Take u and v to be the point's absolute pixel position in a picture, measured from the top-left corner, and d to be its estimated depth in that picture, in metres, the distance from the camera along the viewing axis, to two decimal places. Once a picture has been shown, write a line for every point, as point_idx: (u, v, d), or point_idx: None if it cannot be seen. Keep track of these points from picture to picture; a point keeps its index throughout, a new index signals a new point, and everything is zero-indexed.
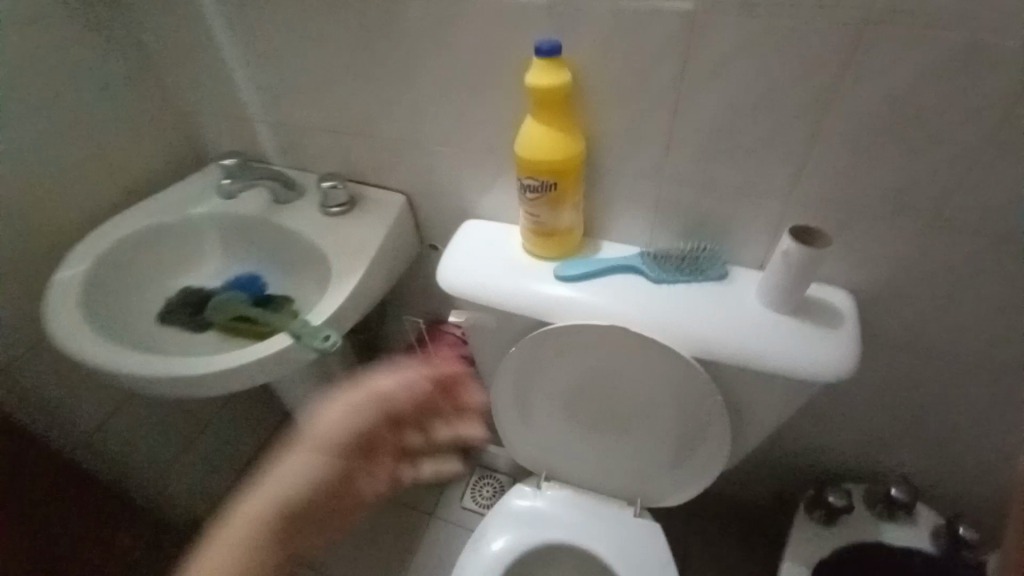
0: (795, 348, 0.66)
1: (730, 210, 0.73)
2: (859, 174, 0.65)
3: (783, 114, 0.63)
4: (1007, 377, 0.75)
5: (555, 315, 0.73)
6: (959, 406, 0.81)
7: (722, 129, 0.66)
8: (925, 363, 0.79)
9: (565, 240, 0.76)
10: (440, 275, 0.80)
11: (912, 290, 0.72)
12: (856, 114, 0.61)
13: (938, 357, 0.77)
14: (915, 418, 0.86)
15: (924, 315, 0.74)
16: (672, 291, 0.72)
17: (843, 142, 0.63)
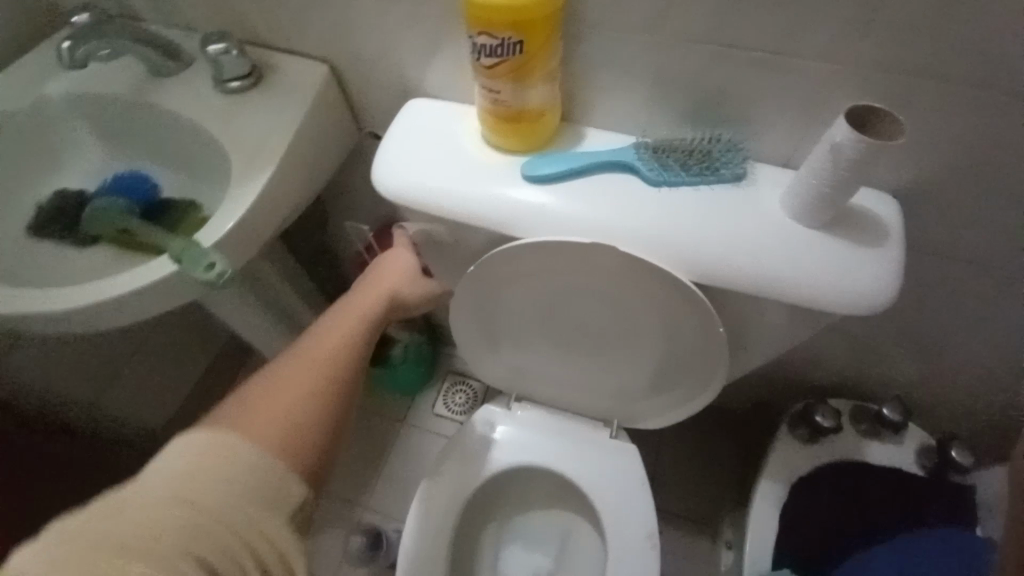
0: (824, 275, 0.51)
1: (754, 88, 0.54)
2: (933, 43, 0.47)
3: None
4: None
5: (520, 228, 0.57)
6: (985, 338, 0.70)
7: None
8: (958, 293, 0.66)
9: (536, 127, 0.57)
10: (374, 175, 0.61)
11: (972, 201, 0.57)
12: None
13: (975, 286, 0.65)
14: (923, 348, 0.76)
15: (978, 233, 0.59)
16: (674, 196, 0.55)
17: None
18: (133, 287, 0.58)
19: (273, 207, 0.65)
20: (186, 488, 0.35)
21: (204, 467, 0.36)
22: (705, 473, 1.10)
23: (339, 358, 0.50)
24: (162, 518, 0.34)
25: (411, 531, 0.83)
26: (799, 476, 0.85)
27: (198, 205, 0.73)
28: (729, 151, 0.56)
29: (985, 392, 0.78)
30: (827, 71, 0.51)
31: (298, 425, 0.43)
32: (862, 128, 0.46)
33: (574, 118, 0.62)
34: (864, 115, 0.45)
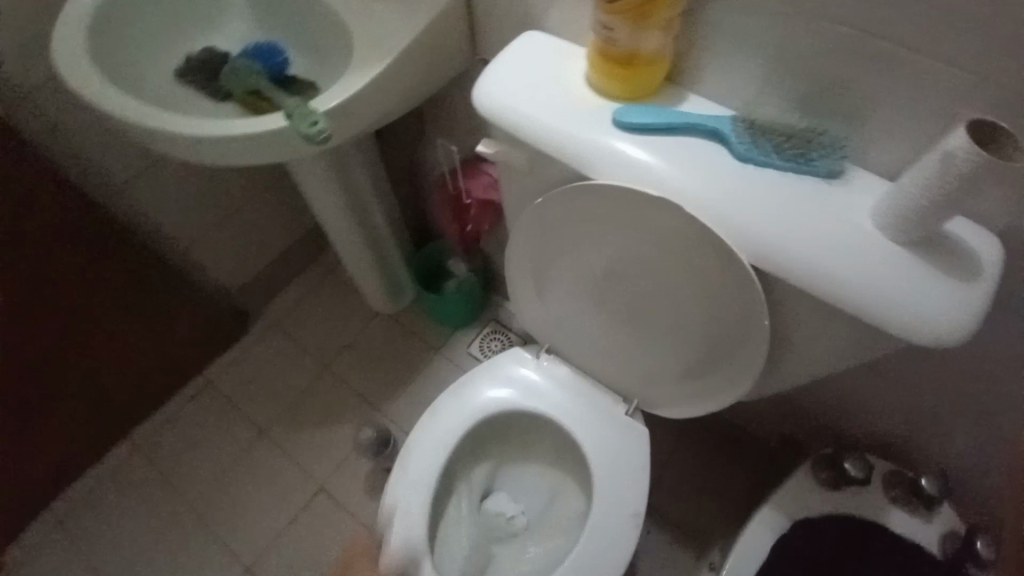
0: (893, 293, 0.49)
1: (878, 85, 0.50)
2: None
3: None
4: None
5: (595, 169, 0.58)
6: None
7: None
8: None
9: (640, 76, 0.57)
10: (475, 88, 0.64)
11: None
12: None
13: None
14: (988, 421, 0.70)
15: None
16: (757, 175, 0.54)
17: None
18: (246, 130, 0.66)
19: (375, 99, 0.70)
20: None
21: None
22: (711, 492, 1.07)
23: None
24: None
25: (415, 435, 0.88)
26: (806, 516, 0.81)
27: (316, 86, 0.80)
28: (830, 143, 0.54)
29: None
30: (966, 83, 0.46)
31: None
32: (982, 144, 0.43)
33: (681, 80, 0.61)
34: (988, 131, 0.43)
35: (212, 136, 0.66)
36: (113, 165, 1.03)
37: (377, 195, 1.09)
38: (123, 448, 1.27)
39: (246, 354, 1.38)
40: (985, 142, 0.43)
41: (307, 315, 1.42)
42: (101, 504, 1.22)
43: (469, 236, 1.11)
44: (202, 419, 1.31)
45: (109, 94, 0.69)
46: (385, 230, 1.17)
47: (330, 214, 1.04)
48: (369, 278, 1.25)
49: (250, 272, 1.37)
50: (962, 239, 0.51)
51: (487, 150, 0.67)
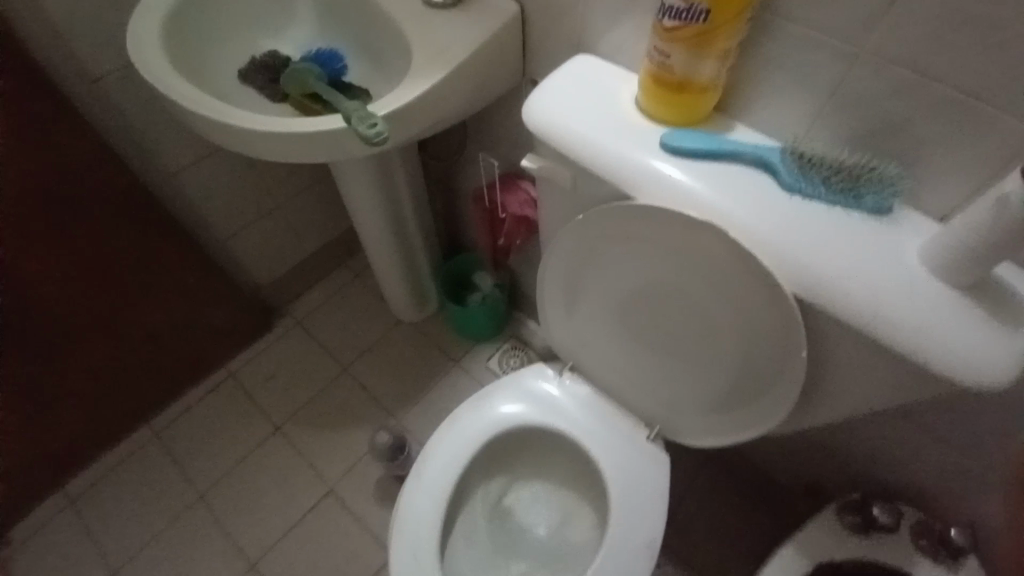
0: (938, 333, 0.48)
1: (932, 128, 0.51)
2: None
3: None
4: None
5: (640, 189, 0.59)
6: None
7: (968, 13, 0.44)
8: None
9: (690, 103, 0.59)
10: (527, 105, 0.66)
11: None
12: None
13: None
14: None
15: None
16: (803, 207, 0.54)
17: None
18: (304, 129, 0.69)
19: (428, 110, 0.72)
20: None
21: None
22: (726, 531, 1.04)
23: None
24: None
25: (433, 443, 0.88)
26: (827, 560, 0.79)
27: (370, 94, 0.83)
28: (879, 180, 0.54)
29: None
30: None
31: None
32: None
33: (730, 110, 0.62)
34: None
35: (271, 132, 0.69)
36: (169, 157, 1.08)
37: (414, 204, 1.12)
38: (143, 432, 1.30)
39: (270, 350, 1.40)
40: None
41: (332, 316, 1.45)
42: (116, 485, 1.24)
43: (500, 250, 1.13)
44: (221, 410, 1.33)
45: (179, 89, 0.72)
46: (418, 238, 1.19)
47: (367, 219, 1.07)
48: (397, 284, 1.27)
49: (281, 270, 1.40)
50: (1012, 286, 0.50)
51: (532, 166, 0.69)
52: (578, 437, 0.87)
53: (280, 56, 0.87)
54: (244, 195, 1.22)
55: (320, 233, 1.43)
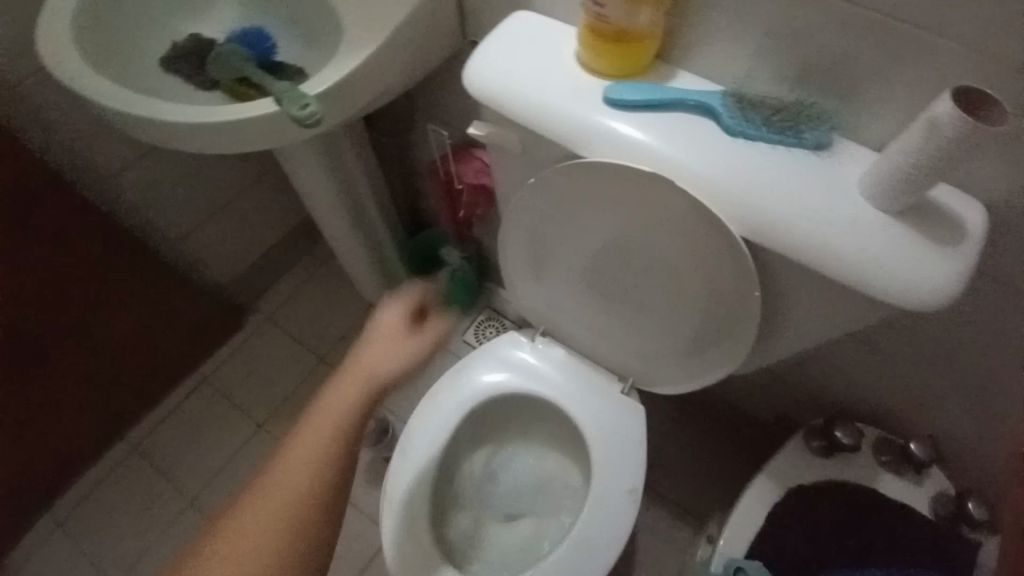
0: (880, 259, 0.50)
1: (869, 58, 0.51)
2: None
3: None
4: None
5: (588, 147, 0.58)
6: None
7: None
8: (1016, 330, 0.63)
9: (631, 53, 0.57)
10: (467, 70, 0.64)
11: None
12: None
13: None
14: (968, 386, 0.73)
15: None
16: (748, 149, 0.55)
17: None
18: (237, 116, 0.66)
19: (367, 84, 0.69)
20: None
21: None
22: (707, 469, 1.09)
23: None
24: None
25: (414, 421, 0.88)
26: (799, 485, 0.83)
27: (306, 72, 0.79)
28: (819, 115, 0.54)
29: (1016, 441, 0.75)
30: (957, 54, 0.47)
31: None
32: (967, 111, 0.44)
33: (672, 57, 0.62)
34: (975, 96, 0.43)
35: (202, 123, 0.66)
36: (102, 160, 1.02)
37: (370, 184, 1.09)
38: (122, 446, 1.27)
39: (243, 348, 1.38)
40: (968, 107, 0.44)
41: (302, 307, 1.42)
42: (102, 502, 1.22)
43: (463, 222, 1.12)
44: (199, 415, 1.31)
45: (96, 86, 0.67)
46: (379, 219, 1.17)
47: (323, 205, 1.04)
48: (363, 268, 1.24)
49: (243, 266, 1.36)
50: (946, 206, 0.52)
51: (479, 134, 0.68)
52: (557, 398, 0.89)
53: (204, 40, 0.82)
54: (190, 193, 1.17)
55: (278, 224, 1.39)
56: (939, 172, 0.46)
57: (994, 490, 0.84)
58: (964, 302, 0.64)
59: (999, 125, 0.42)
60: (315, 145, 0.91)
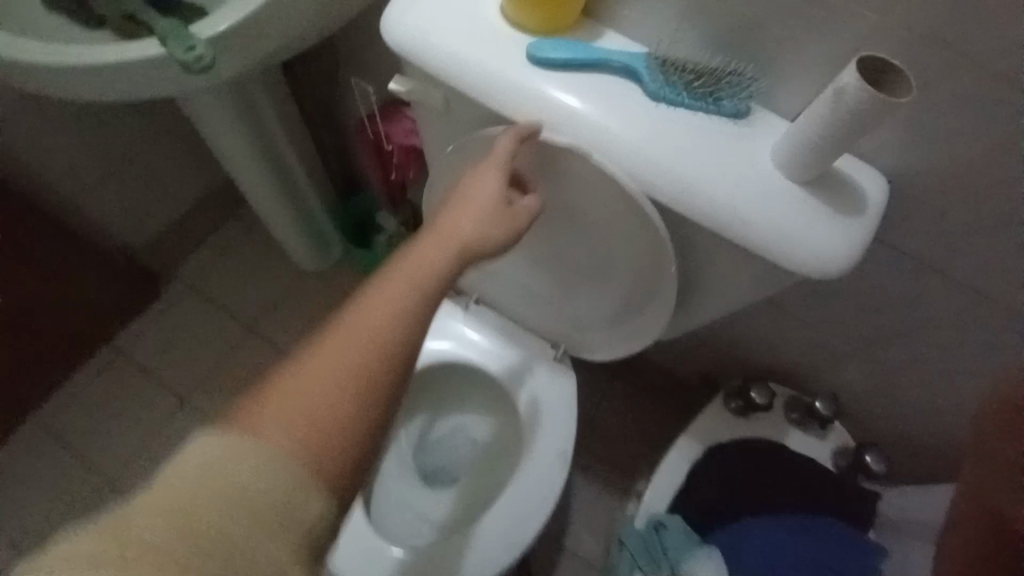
0: (785, 227, 0.51)
1: (786, 24, 0.51)
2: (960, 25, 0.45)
3: None
4: (987, 329, 0.66)
5: (510, 108, 0.56)
6: (918, 347, 0.74)
7: None
8: (907, 296, 0.68)
9: (555, 7, 0.55)
10: (383, 18, 0.59)
11: (949, 206, 0.57)
12: None
13: (928, 291, 0.66)
14: (865, 346, 0.79)
15: (942, 242, 0.60)
16: (669, 115, 0.54)
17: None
18: (120, 60, 0.58)
19: (273, 29, 0.63)
20: (215, 491, 0.36)
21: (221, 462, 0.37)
22: (637, 429, 1.14)
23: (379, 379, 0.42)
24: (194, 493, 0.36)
25: None
26: (718, 442, 0.88)
27: (207, 12, 0.71)
28: (738, 82, 0.54)
29: (905, 395, 0.83)
30: (867, 23, 0.48)
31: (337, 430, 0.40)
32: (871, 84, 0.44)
33: (598, 14, 0.60)
34: (876, 67, 0.44)
35: (76, 67, 0.58)
36: None
37: (294, 143, 1.02)
38: (30, 423, 1.18)
39: (163, 317, 1.29)
40: (871, 80, 0.45)
41: (226, 275, 1.34)
42: (11, 483, 1.13)
43: (395, 186, 1.07)
44: (115, 390, 1.22)
45: None
46: (306, 181, 1.10)
47: (240, 164, 0.96)
48: (291, 233, 1.18)
49: (158, 230, 1.26)
50: (851, 177, 0.54)
51: (400, 90, 0.64)
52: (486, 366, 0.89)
53: None
54: (88, 147, 1.05)
55: (196, 184, 1.28)
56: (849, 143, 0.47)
57: (885, 440, 0.92)
58: (865, 269, 0.68)
59: (900, 98, 0.43)
60: (226, 97, 0.83)
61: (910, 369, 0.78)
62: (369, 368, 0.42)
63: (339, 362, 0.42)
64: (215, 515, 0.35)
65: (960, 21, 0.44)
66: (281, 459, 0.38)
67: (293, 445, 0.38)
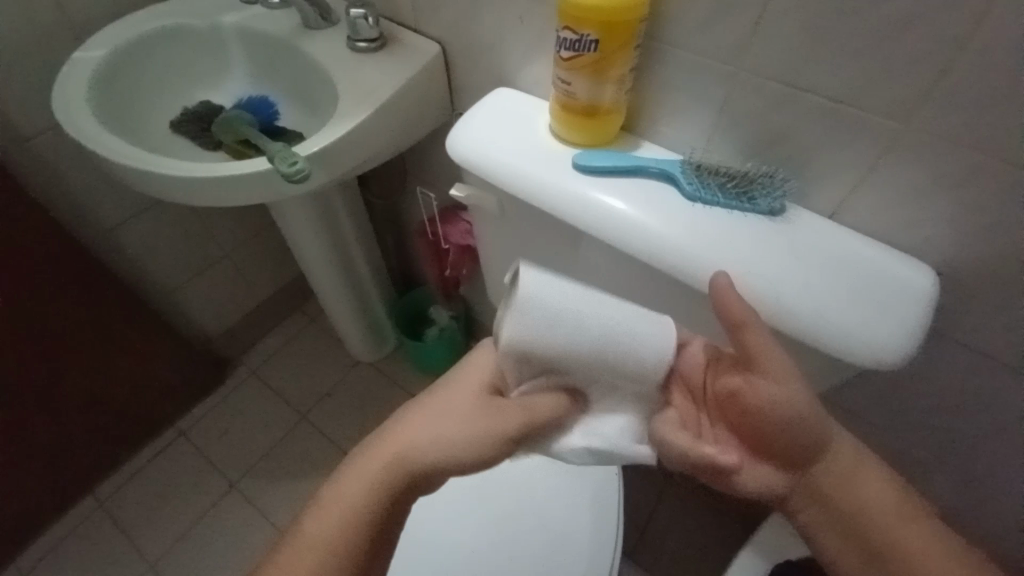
0: (833, 322, 0.52)
1: (810, 133, 0.56)
2: (979, 132, 0.47)
3: (911, 26, 0.45)
4: None
5: (557, 207, 0.61)
6: (1002, 454, 0.68)
7: (818, 25, 0.49)
8: (979, 394, 0.64)
9: (598, 123, 0.62)
10: (450, 136, 0.69)
11: (1006, 301, 0.55)
12: (1003, 44, 0.43)
13: (1001, 390, 0.62)
14: (941, 452, 0.73)
15: (1005, 338, 0.58)
16: (705, 212, 0.58)
17: (968, 84, 0.46)
18: (232, 172, 0.70)
19: (355, 147, 0.75)
20: (342, 524, 0.43)
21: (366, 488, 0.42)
22: (693, 537, 1.06)
23: (390, 488, 0.42)
24: (356, 513, 0.43)
25: None
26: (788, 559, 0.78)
27: (303, 136, 0.86)
28: (770, 182, 0.59)
29: (1003, 512, 0.73)
30: (889, 130, 0.52)
31: (343, 526, 0.43)
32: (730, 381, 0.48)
33: (638, 130, 0.68)
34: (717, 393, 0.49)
35: (199, 176, 0.70)
36: (107, 212, 1.05)
37: (361, 242, 1.13)
38: (89, 501, 1.21)
39: (225, 402, 1.36)
40: (813, 301, 0.52)
41: (288, 363, 1.42)
42: (60, 561, 1.15)
43: (450, 281, 1.14)
44: (171, 472, 1.26)
45: (105, 140, 0.73)
46: (369, 276, 1.20)
47: (314, 259, 1.07)
48: (351, 323, 1.26)
49: (232, 320, 1.38)
50: (889, 274, 0.55)
51: (461, 193, 0.72)
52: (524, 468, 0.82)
53: (212, 105, 0.89)
54: (190, 245, 1.21)
55: (271, 279, 1.42)
56: (859, 289, 0.53)
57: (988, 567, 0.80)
58: (925, 364, 0.66)
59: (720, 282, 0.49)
60: (311, 203, 0.96)
61: (1001, 481, 0.70)
62: (397, 472, 0.42)
63: (358, 504, 0.43)
64: (336, 548, 0.43)
65: (983, 127, 0.47)
66: (367, 500, 0.42)
67: (339, 524, 0.43)
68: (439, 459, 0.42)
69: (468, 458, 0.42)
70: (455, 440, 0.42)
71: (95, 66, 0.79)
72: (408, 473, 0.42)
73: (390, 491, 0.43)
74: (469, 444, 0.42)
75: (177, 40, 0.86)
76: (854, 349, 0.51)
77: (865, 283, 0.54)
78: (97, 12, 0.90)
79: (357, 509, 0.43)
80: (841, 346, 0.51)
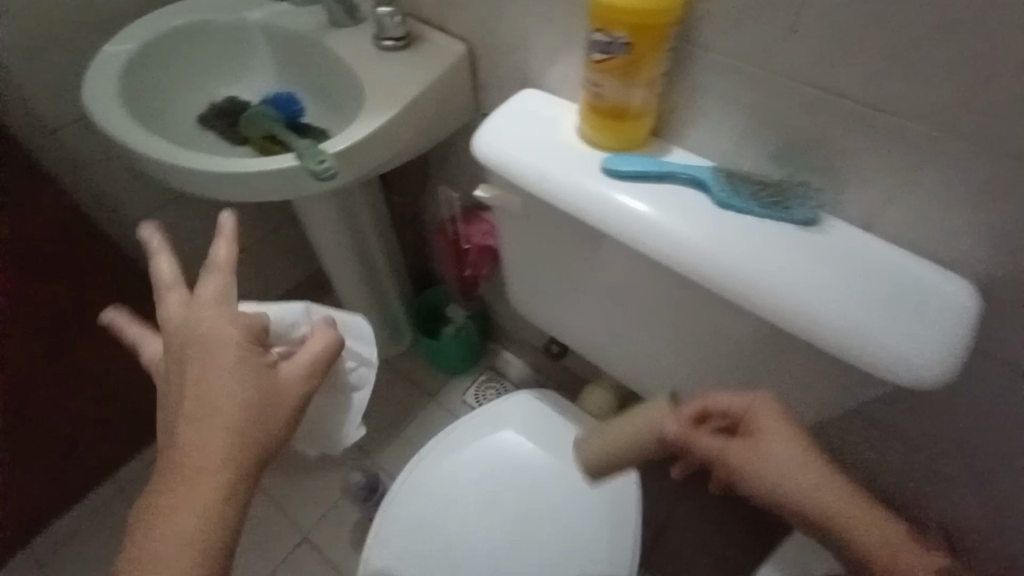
0: (869, 336, 0.50)
1: (846, 141, 0.54)
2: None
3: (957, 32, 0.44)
4: None
5: (583, 212, 0.61)
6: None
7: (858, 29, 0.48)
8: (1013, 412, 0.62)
9: (626, 127, 0.62)
10: (475, 136, 0.68)
11: None
12: None
13: None
14: (969, 470, 0.71)
15: None
16: (737, 220, 0.57)
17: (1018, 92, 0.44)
18: (257, 168, 0.71)
19: (379, 146, 0.75)
20: (169, 554, 0.42)
21: (164, 512, 0.43)
22: (707, 546, 1.05)
23: (189, 489, 0.43)
24: (176, 535, 0.43)
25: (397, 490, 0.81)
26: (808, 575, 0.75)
27: (328, 134, 0.86)
28: (803, 190, 0.57)
29: None
30: (930, 138, 0.50)
31: (170, 556, 0.42)
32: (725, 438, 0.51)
33: (667, 134, 0.67)
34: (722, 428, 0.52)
35: (225, 172, 0.71)
36: (133, 204, 1.07)
37: (380, 239, 1.14)
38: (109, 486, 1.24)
39: None
40: (850, 317, 0.51)
41: None
42: (80, 544, 1.17)
43: (468, 281, 1.14)
44: None
45: (134, 134, 0.74)
46: (387, 273, 1.20)
47: (333, 255, 1.07)
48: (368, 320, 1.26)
49: None
50: (928, 290, 0.53)
51: (485, 195, 0.72)
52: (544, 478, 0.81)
53: (238, 101, 0.90)
54: (213, 238, 1.22)
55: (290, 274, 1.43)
56: (895, 304, 0.52)
57: None
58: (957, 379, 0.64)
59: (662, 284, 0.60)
60: (333, 200, 0.96)
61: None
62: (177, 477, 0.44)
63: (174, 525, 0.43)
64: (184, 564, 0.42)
65: None
66: (174, 515, 0.43)
67: (176, 556, 0.42)
68: (207, 429, 0.44)
69: (226, 400, 0.45)
70: (212, 405, 0.45)
71: (126, 62, 0.81)
72: (191, 466, 0.44)
73: (186, 491, 0.43)
74: (226, 392, 0.45)
75: (205, 36, 0.87)
76: (890, 366, 0.50)
77: (904, 298, 0.52)
78: (126, 5, 0.91)
79: (175, 528, 0.43)
80: (877, 362, 0.50)
